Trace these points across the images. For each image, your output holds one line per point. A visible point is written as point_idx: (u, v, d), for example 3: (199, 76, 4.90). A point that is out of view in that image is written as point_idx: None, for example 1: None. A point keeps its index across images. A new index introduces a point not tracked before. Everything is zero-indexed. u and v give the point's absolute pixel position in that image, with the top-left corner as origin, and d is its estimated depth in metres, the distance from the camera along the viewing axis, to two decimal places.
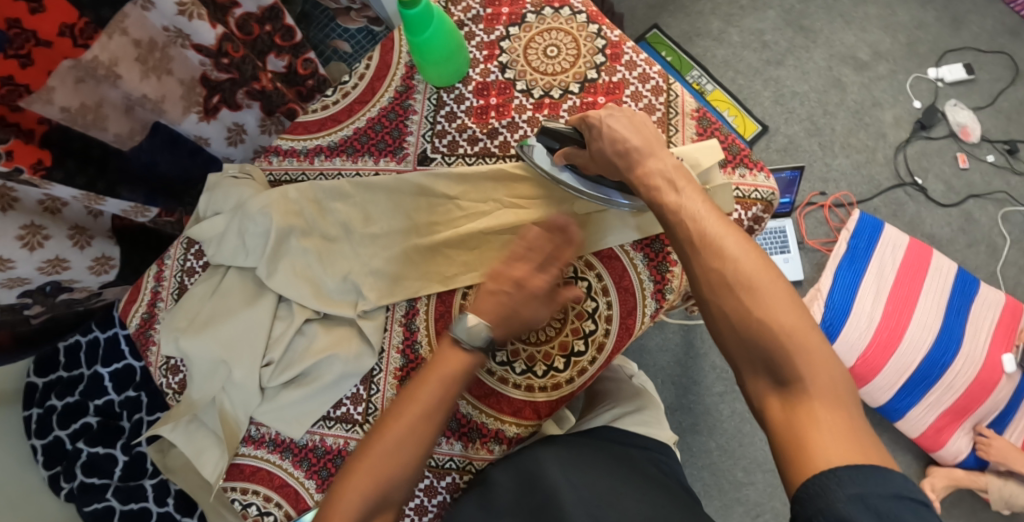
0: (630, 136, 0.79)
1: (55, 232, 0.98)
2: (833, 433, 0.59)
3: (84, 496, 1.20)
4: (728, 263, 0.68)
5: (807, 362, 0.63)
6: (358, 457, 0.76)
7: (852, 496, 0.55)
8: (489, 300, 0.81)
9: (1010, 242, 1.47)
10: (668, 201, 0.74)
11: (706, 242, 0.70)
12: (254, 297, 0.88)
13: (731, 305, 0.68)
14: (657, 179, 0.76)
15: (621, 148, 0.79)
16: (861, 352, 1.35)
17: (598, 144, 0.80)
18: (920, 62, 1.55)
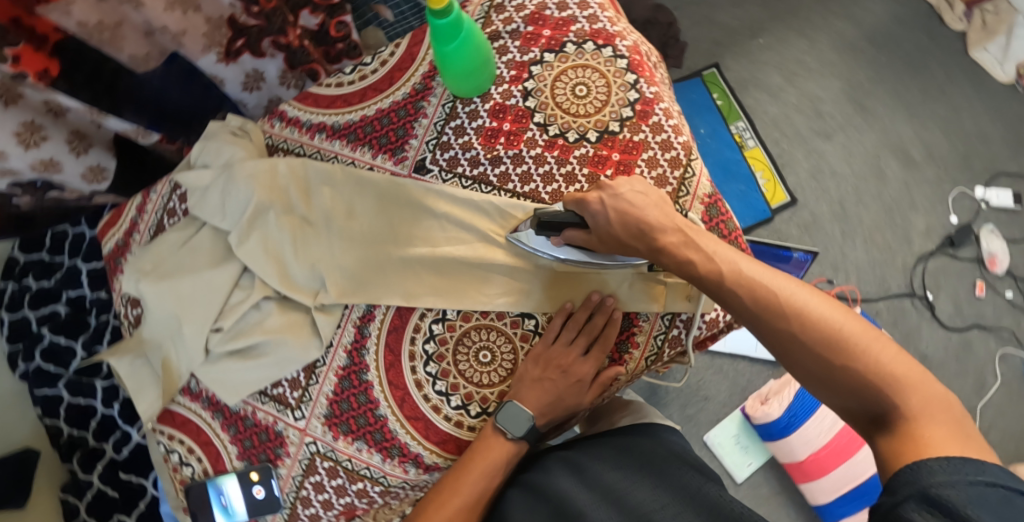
0: (648, 213, 0.77)
1: (53, 134, 0.99)
2: (948, 444, 0.59)
3: (37, 379, 1.24)
4: (792, 313, 0.68)
5: (900, 387, 0.63)
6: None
7: (943, 481, 0.55)
8: (535, 389, 0.83)
9: (999, 383, 1.43)
10: (699, 263, 0.74)
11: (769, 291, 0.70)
12: (220, 260, 0.88)
13: (808, 361, 0.67)
14: (685, 250, 0.75)
15: (643, 226, 0.76)
16: (814, 450, 1.35)
17: (605, 216, 0.77)
18: (970, 177, 1.49)
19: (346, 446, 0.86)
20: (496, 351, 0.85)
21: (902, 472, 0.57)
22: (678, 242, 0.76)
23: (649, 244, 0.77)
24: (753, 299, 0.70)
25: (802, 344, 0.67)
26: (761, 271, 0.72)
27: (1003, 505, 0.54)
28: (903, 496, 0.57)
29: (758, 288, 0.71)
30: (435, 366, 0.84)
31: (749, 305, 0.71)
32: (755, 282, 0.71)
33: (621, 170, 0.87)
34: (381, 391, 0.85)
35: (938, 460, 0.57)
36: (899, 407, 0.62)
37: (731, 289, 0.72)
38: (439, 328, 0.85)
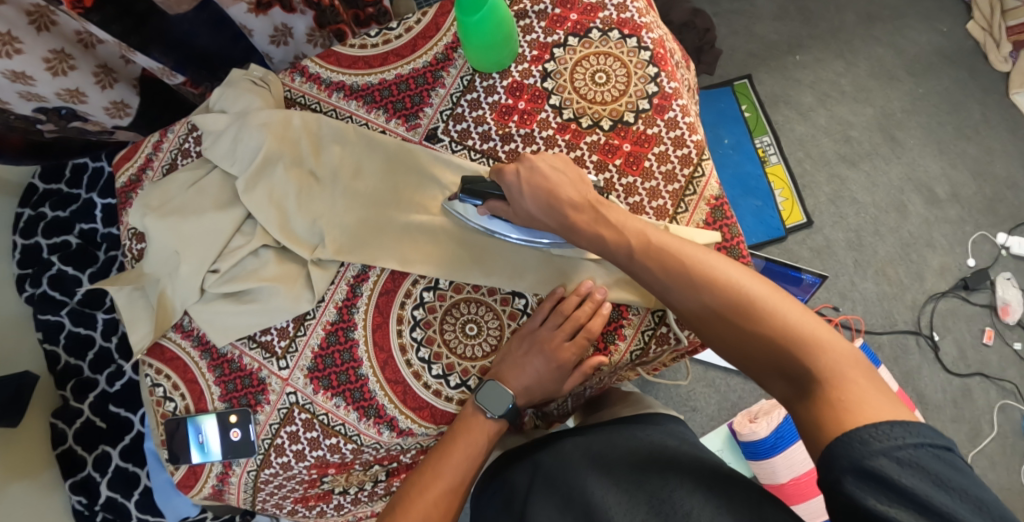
0: (564, 192, 0.78)
1: (82, 64, 1.03)
2: (853, 404, 0.59)
3: (42, 304, 1.28)
4: (694, 280, 0.72)
5: (805, 350, 0.64)
6: (409, 491, 0.78)
7: (878, 451, 0.56)
8: (515, 370, 0.83)
9: (995, 434, 1.39)
10: (610, 237, 0.77)
11: (674, 259, 0.74)
12: (225, 204, 0.89)
13: (717, 331, 0.70)
14: (597, 227, 0.78)
15: (566, 205, 0.78)
16: (796, 474, 1.35)
17: (530, 190, 0.78)
18: (994, 221, 1.45)
19: (325, 401, 0.87)
20: (482, 325, 0.86)
21: (836, 446, 0.57)
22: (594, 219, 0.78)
23: (564, 222, 0.79)
24: (659, 270, 0.74)
25: (707, 313, 0.71)
26: (669, 240, 0.76)
27: (927, 467, 0.55)
28: (840, 471, 0.57)
29: (665, 257, 0.74)
30: (421, 333, 0.85)
31: (659, 274, 0.74)
32: (664, 251, 0.75)
33: (630, 162, 0.87)
34: (366, 351, 0.86)
35: (869, 428, 0.58)
36: (806, 369, 0.63)
37: (642, 261, 0.76)
38: (429, 296, 0.86)
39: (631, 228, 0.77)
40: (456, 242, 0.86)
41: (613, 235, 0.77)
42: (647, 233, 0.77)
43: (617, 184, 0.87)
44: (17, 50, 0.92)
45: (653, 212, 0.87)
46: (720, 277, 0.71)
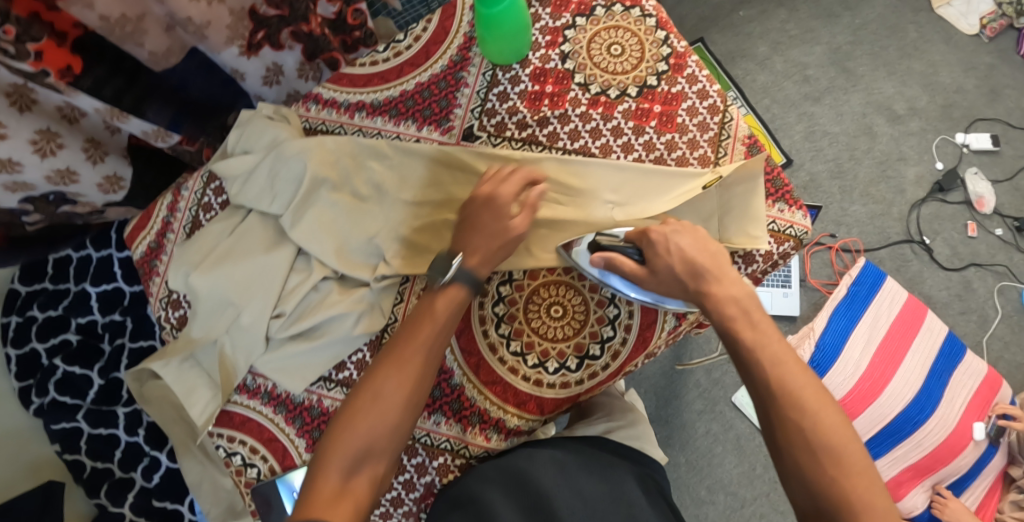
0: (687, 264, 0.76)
1: (70, 141, 0.98)
2: None
3: (53, 413, 1.20)
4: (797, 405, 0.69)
5: (865, 513, 0.64)
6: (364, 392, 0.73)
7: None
8: (552, 329, 0.84)
9: (1001, 316, 1.53)
10: (702, 261, 0.76)
11: (777, 378, 0.70)
12: (273, 244, 0.86)
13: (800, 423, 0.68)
14: (678, 239, 0.77)
15: (685, 270, 0.76)
16: (840, 397, 1.43)
17: (665, 264, 0.77)
18: (951, 125, 1.57)
19: (423, 421, 0.83)
20: (567, 306, 0.84)
21: None
22: (730, 298, 0.74)
23: (689, 287, 0.76)
24: (758, 383, 0.71)
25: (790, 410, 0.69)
26: (785, 357, 0.72)
27: None
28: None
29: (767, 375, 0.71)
30: (507, 328, 0.84)
31: (759, 390, 0.71)
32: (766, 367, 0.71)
33: (664, 121, 0.90)
34: (454, 360, 0.84)
35: None
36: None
37: (743, 364, 0.73)
38: (507, 290, 0.85)
39: (742, 336, 0.73)
40: None
41: (720, 309, 0.74)
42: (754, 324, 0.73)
43: (657, 143, 0.89)
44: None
45: (697, 162, 0.89)
46: (800, 392, 0.69)
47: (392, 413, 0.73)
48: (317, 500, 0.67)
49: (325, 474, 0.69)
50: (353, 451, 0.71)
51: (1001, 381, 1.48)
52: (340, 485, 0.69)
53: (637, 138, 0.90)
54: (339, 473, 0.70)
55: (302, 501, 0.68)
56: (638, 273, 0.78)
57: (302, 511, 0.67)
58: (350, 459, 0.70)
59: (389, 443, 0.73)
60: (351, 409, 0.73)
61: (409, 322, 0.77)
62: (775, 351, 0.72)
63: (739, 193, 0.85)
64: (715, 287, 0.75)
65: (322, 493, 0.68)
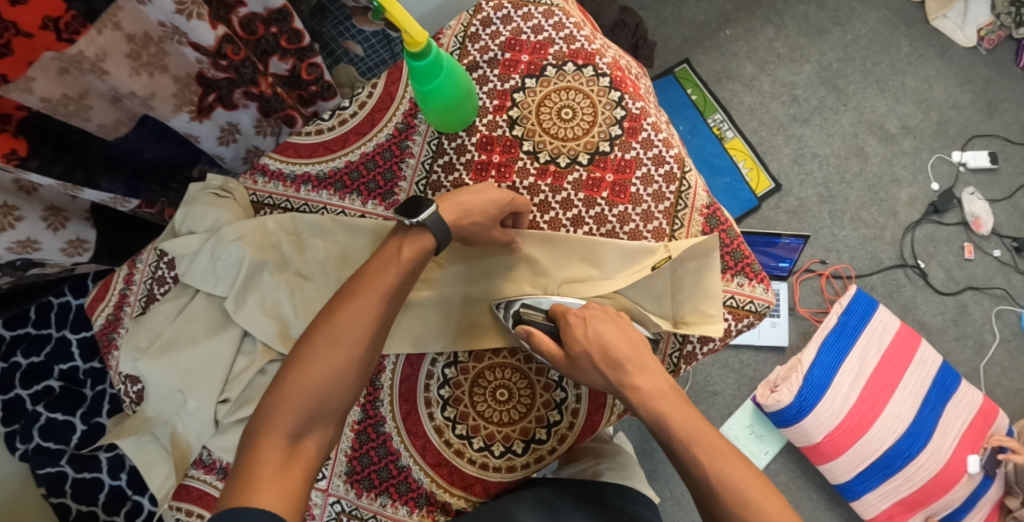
0: (607, 355, 0.74)
1: (29, 212, 0.99)
2: None
3: (38, 458, 1.17)
4: (739, 498, 0.66)
5: None
6: (312, 349, 0.71)
7: None
8: (495, 414, 0.82)
9: (998, 341, 1.48)
10: (624, 352, 0.75)
11: (715, 470, 0.68)
12: (218, 327, 0.86)
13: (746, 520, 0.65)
14: (599, 322, 0.77)
15: (604, 357, 0.74)
16: (828, 431, 1.40)
17: (582, 349, 0.75)
18: (946, 142, 1.50)
19: (370, 503, 0.83)
20: (513, 388, 0.82)
21: None
22: (654, 393, 0.72)
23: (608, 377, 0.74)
24: (697, 480, 0.68)
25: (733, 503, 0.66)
26: (722, 447, 0.69)
27: None
28: None
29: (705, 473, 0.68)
30: (452, 411, 0.83)
31: (699, 484, 0.68)
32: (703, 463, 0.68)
33: (617, 192, 0.87)
34: (401, 443, 0.83)
35: None
36: None
37: (675, 456, 0.70)
38: (452, 372, 0.83)
39: (671, 423, 0.71)
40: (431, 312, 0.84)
41: (642, 403, 0.73)
42: (682, 416, 0.71)
43: (609, 215, 0.86)
44: None
45: (651, 235, 0.86)
46: (739, 486, 0.66)
47: (342, 369, 0.71)
48: (263, 467, 0.64)
49: (270, 438, 0.66)
50: (303, 408, 0.68)
51: (998, 410, 1.44)
52: (287, 451, 0.66)
53: (588, 211, 0.87)
54: (285, 437, 0.67)
55: (247, 466, 0.65)
56: (553, 352, 0.77)
57: (246, 477, 0.64)
58: (297, 421, 0.68)
59: (342, 401, 0.71)
60: (297, 370, 0.70)
61: (357, 276, 0.75)
62: (709, 443, 0.70)
63: (692, 268, 0.82)
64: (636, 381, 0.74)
65: (267, 460, 0.65)
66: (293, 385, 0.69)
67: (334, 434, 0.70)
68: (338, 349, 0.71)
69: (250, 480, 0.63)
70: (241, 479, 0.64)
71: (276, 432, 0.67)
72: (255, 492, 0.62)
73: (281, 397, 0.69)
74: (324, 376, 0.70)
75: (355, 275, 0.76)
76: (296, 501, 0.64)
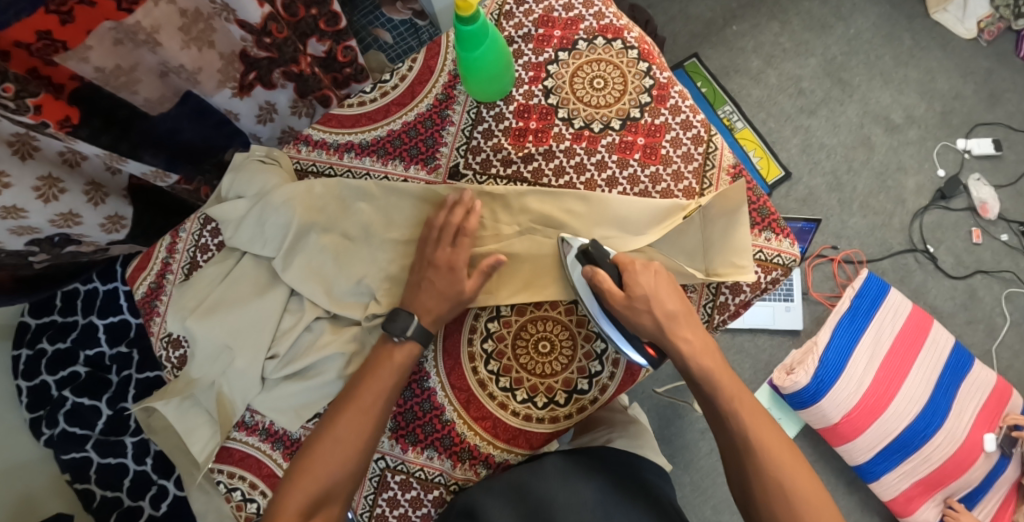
0: (656, 310, 0.79)
1: (71, 185, 1.01)
2: None
3: (64, 444, 1.25)
4: (762, 445, 0.77)
5: None
6: (316, 445, 0.80)
7: None
8: (548, 371, 0.84)
9: (1009, 323, 1.51)
10: (673, 309, 0.80)
11: (743, 419, 0.78)
12: (265, 286, 0.89)
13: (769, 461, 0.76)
14: (650, 274, 0.81)
15: (660, 309, 0.79)
16: (846, 412, 1.42)
17: (643, 293, 0.79)
18: (951, 131, 1.56)
19: (417, 456, 0.85)
20: (555, 341, 0.85)
21: None
22: (694, 348, 0.79)
23: (663, 325, 0.79)
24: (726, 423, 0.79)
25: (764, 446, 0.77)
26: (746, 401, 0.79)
27: None
28: None
29: (738, 421, 0.78)
30: (496, 364, 0.85)
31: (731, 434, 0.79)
32: (732, 413, 0.79)
33: (648, 153, 0.90)
34: (445, 396, 0.85)
35: None
36: None
37: (714, 409, 0.80)
38: (495, 326, 0.86)
39: (712, 376, 0.79)
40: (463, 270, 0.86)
41: (690, 354, 0.79)
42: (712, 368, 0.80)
43: (642, 176, 0.90)
44: (4, 185, 0.90)
45: (682, 193, 0.90)
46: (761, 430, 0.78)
47: (343, 458, 0.79)
48: None
49: (283, 515, 0.77)
50: (310, 493, 0.78)
51: (1011, 390, 1.47)
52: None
53: (622, 171, 0.90)
54: (295, 517, 0.77)
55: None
56: (616, 294, 0.79)
57: None
58: (304, 505, 0.77)
59: (346, 484, 0.80)
60: (305, 462, 0.79)
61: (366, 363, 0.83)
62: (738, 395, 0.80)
63: (722, 225, 0.85)
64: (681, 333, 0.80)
65: None
66: (302, 475, 0.79)
67: (339, 511, 0.79)
68: (340, 444, 0.79)
69: None
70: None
71: (282, 520, 0.76)
72: None
73: (291, 485, 0.78)
74: (326, 465, 0.79)
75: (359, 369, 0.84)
76: None
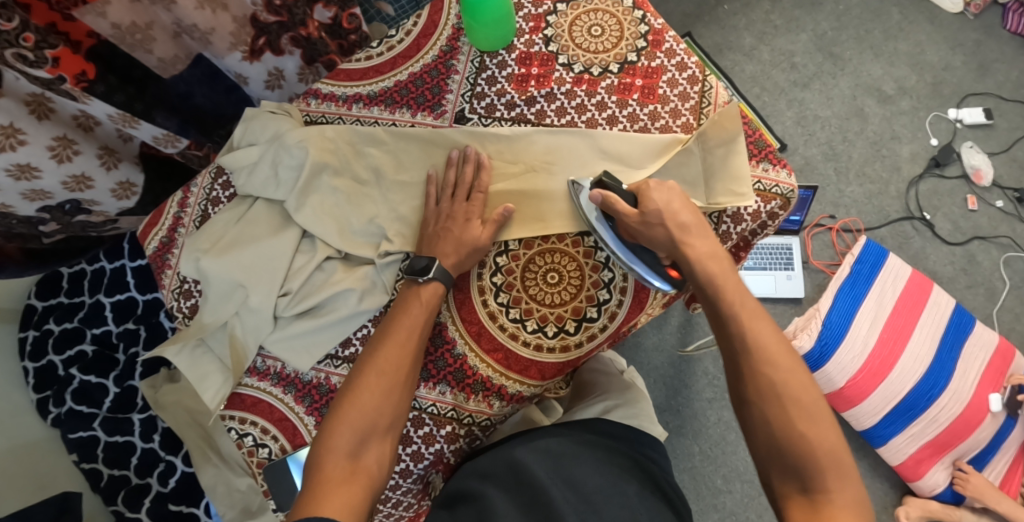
0: (680, 217, 0.80)
1: (85, 148, 1.02)
2: None
3: (71, 422, 1.25)
4: (765, 360, 0.74)
5: (836, 476, 0.69)
6: (359, 382, 0.79)
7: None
8: (551, 295, 0.86)
9: (1009, 288, 1.53)
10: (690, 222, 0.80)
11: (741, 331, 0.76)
12: (279, 228, 0.91)
13: (771, 378, 0.74)
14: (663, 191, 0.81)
15: (672, 220, 0.80)
16: (851, 375, 1.43)
17: (657, 209, 0.80)
18: (942, 102, 1.60)
19: (429, 392, 0.86)
20: (563, 272, 0.86)
21: None
22: (702, 253, 0.79)
23: (674, 237, 0.80)
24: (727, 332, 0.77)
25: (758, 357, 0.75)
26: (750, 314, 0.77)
27: None
28: None
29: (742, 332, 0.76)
30: (506, 296, 0.86)
31: (734, 345, 0.76)
32: (740, 327, 0.76)
33: (646, 93, 0.93)
34: (456, 330, 0.86)
35: None
36: (830, 491, 0.69)
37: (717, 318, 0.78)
38: (504, 261, 0.87)
39: (719, 282, 0.78)
40: (472, 206, 0.87)
41: (696, 258, 0.79)
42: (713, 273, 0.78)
43: (641, 114, 0.93)
44: (20, 142, 0.91)
45: (680, 129, 0.93)
46: (758, 340, 0.75)
47: (388, 394, 0.79)
48: (329, 483, 0.72)
49: (332, 457, 0.74)
50: (358, 430, 0.76)
51: (1014, 351, 1.47)
52: (349, 466, 0.74)
53: (621, 111, 0.93)
54: (345, 456, 0.74)
55: (316, 481, 0.72)
56: (629, 214, 0.81)
57: (316, 488, 0.71)
58: (354, 443, 0.75)
59: (391, 422, 0.78)
60: (348, 400, 0.78)
61: (400, 301, 0.85)
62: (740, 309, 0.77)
63: (721, 154, 0.89)
64: (692, 242, 0.80)
65: (332, 476, 0.72)
66: (348, 411, 0.76)
67: (387, 451, 0.77)
68: (385, 379, 0.79)
69: (318, 493, 0.71)
70: (313, 492, 0.71)
71: (333, 458, 0.73)
72: (324, 503, 0.69)
73: (335, 424, 0.76)
74: (372, 402, 0.77)
75: (389, 310, 0.85)
76: (357, 511, 0.71)
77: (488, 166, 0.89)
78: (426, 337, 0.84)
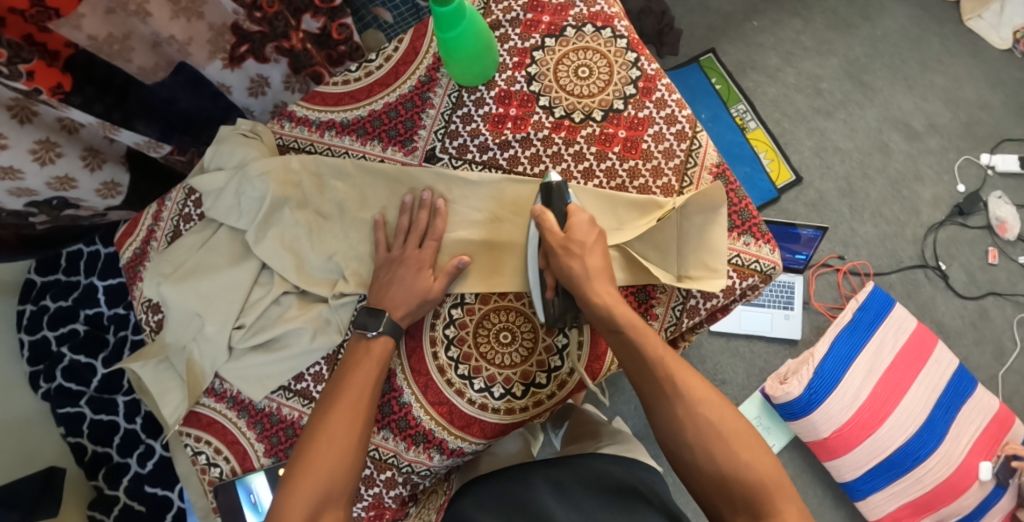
0: (588, 258, 0.80)
1: (68, 150, 1.00)
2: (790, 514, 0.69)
3: (59, 398, 1.26)
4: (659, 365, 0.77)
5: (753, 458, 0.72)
6: (309, 446, 0.75)
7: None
8: (500, 354, 0.85)
9: (1019, 349, 1.45)
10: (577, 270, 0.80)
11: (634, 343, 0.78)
12: (239, 258, 0.91)
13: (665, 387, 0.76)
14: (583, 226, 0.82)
15: (585, 255, 0.80)
16: (838, 427, 1.37)
17: (580, 237, 0.81)
18: (975, 144, 1.50)
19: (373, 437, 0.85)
20: (516, 331, 0.85)
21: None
22: (610, 300, 0.79)
23: (585, 270, 0.80)
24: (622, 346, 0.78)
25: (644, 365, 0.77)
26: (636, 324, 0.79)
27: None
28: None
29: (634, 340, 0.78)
30: (456, 350, 0.85)
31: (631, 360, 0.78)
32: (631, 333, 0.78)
33: (628, 147, 0.89)
34: (404, 380, 0.85)
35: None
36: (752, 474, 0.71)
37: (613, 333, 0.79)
38: (458, 313, 0.86)
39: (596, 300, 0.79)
40: (427, 254, 0.85)
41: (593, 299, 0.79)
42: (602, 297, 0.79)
43: (619, 170, 0.88)
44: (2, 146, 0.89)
45: (659, 190, 0.88)
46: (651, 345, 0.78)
47: (342, 456, 0.75)
48: None
49: None
50: (312, 498, 0.72)
51: (1013, 418, 1.41)
52: None
53: (599, 163, 0.89)
54: None
55: None
56: (556, 233, 0.81)
57: None
58: (307, 513, 0.71)
59: (345, 488, 0.74)
60: (301, 466, 0.74)
61: (351, 354, 0.83)
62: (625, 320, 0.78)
63: (699, 223, 0.85)
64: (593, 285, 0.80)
65: None
66: (300, 480, 0.73)
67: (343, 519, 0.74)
68: (337, 440, 0.76)
69: None
70: None
71: None
72: None
73: (288, 493, 0.72)
74: (325, 466, 0.74)
75: (340, 365, 0.83)
76: None
77: (444, 212, 0.87)
78: (378, 391, 0.82)
